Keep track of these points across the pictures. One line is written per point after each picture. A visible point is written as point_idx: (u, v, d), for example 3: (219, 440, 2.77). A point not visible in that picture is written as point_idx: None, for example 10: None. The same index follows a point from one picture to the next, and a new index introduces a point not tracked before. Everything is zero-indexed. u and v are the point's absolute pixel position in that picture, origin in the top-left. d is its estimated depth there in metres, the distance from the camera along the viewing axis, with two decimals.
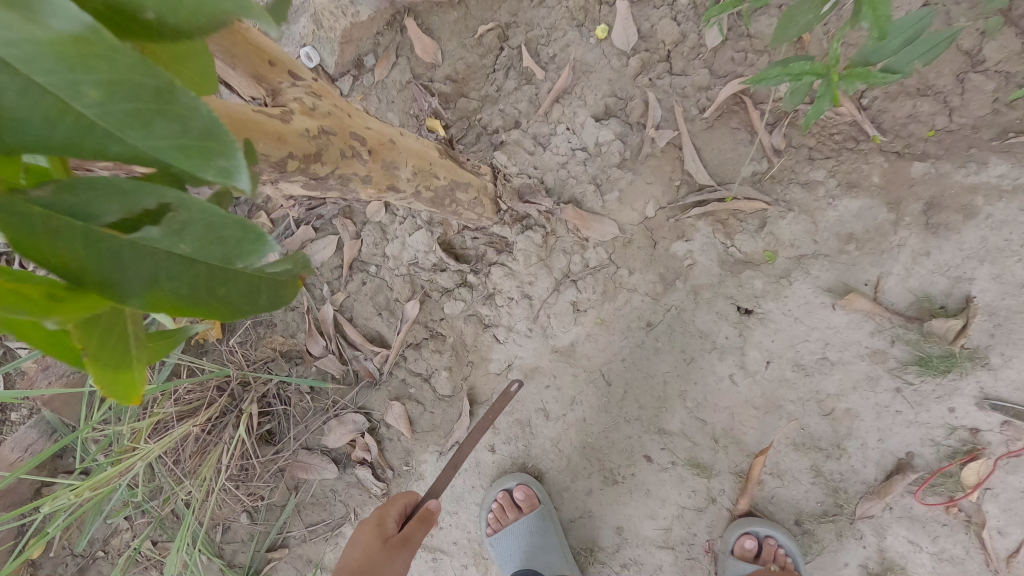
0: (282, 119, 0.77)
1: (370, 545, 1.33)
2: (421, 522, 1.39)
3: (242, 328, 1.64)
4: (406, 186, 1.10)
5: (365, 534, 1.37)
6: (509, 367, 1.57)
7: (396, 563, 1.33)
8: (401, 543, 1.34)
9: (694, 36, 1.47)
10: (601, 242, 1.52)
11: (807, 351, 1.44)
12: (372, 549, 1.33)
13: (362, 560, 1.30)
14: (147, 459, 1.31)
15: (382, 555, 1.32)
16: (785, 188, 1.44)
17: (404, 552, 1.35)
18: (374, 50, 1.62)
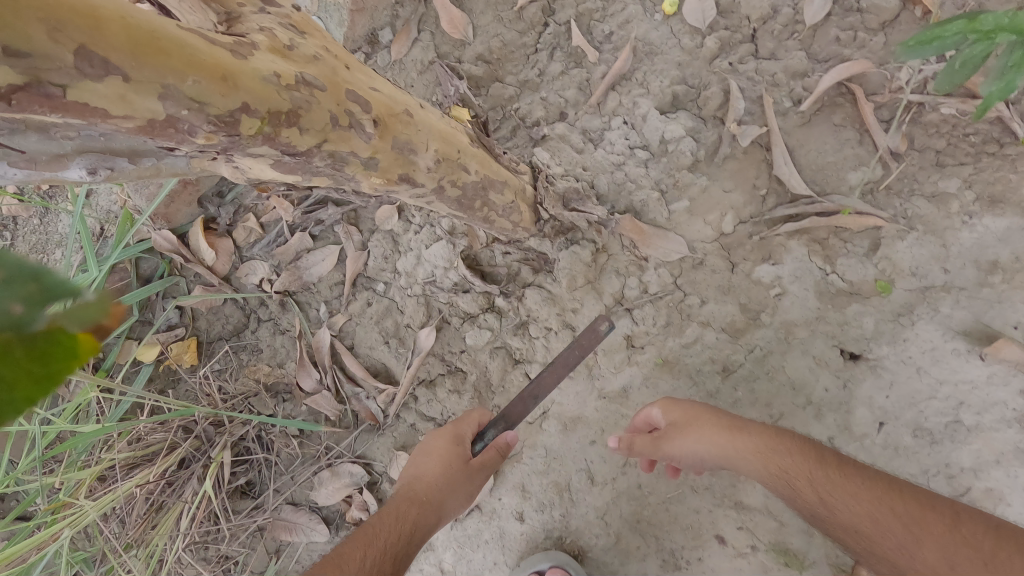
0: (234, 51, 0.49)
1: (459, 484, 1.04)
2: (500, 455, 1.10)
3: (221, 353, 1.36)
4: (425, 178, 0.80)
5: (439, 447, 1.07)
6: (544, 415, 1.25)
7: (465, 491, 1.06)
8: (478, 473, 1.06)
9: (787, 9, 1.18)
10: (663, 262, 1.22)
11: (933, 414, 1.09)
12: (452, 471, 1.04)
13: (434, 487, 1.02)
14: (77, 525, 1.02)
15: (458, 482, 1.04)
16: (906, 201, 1.13)
17: (477, 482, 1.08)
18: (392, 24, 1.35)
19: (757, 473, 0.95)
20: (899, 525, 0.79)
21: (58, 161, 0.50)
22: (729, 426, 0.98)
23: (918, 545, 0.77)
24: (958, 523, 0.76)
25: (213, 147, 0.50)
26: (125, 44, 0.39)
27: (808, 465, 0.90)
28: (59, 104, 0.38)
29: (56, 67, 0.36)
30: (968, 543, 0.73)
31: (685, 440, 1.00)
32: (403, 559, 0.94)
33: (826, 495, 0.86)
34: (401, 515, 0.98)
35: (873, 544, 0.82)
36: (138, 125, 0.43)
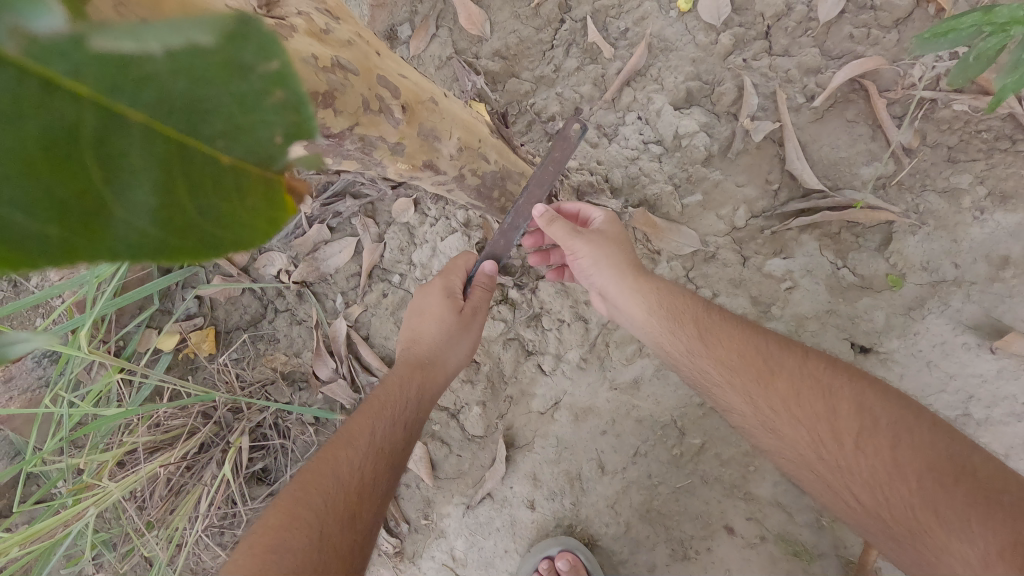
0: (277, 32, 0.51)
1: (459, 338, 1.07)
2: (490, 292, 1.09)
3: (239, 342, 1.38)
4: (448, 165, 0.82)
5: (431, 303, 1.07)
6: (556, 406, 1.27)
7: (466, 337, 1.09)
8: (472, 321, 1.08)
9: (802, 6, 1.20)
10: (675, 255, 1.24)
11: (943, 407, 1.10)
12: (449, 325, 1.05)
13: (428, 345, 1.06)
14: (101, 504, 1.04)
15: (459, 332, 1.07)
16: (917, 196, 1.14)
17: (475, 326, 1.10)
18: (411, 20, 1.37)
19: (641, 308, 1.03)
20: (773, 373, 0.91)
21: None
22: (636, 263, 1.05)
23: (790, 392, 0.89)
24: (829, 374, 0.88)
25: None
26: None
27: (698, 314, 1.01)
28: None
29: None
30: (833, 392, 0.86)
31: (591, 253, 1.04)
32: (419, 418, 1.04)
33: (706, 336, 0.98)
34: (406, 381, 1.03)
35: (743, 384, 0.93)
36: None
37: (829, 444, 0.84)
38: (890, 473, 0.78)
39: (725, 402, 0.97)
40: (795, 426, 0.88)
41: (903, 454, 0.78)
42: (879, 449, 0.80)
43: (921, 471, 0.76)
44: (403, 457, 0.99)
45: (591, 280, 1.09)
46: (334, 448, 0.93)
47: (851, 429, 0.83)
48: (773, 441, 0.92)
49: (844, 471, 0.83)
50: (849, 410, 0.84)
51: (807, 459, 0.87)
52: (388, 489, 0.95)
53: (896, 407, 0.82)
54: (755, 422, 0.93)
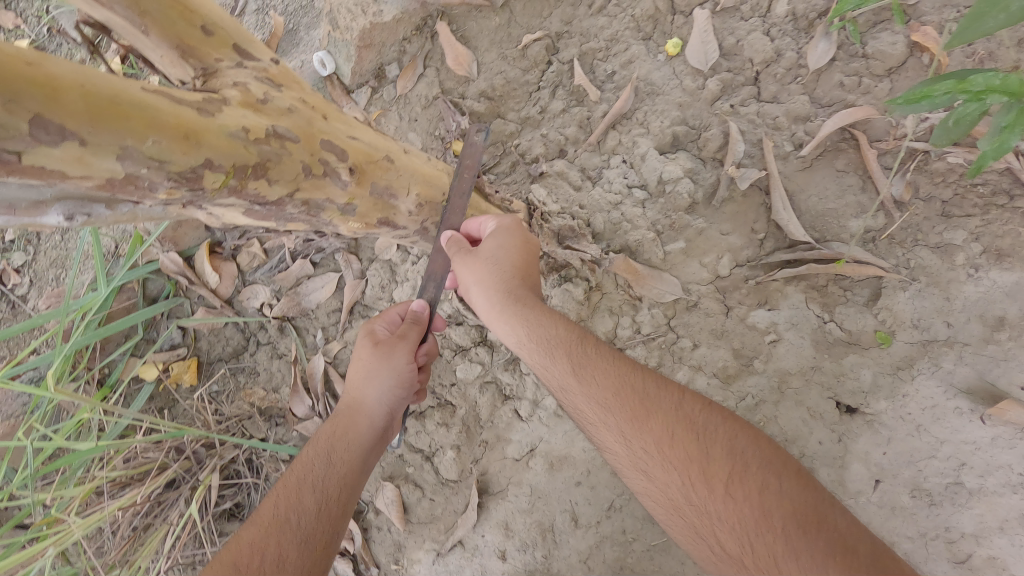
0: (202, 108, 0.51)
1: (377, 377, 1.00)
2: (421, 321, 1.02)
3: (220, 374, 1.38)
4: (407, 221, 0.81)
5: (358, 350, 1.05)
6: (532, 453, 1.23)
7: (388, 371, 1.00)
8: (396, 347, 1.00)
9: (791, 53, 1.18)
10: (657, 302, 1.21)
11: (933, 474, 1.02)
12: (366, 362, 1.02)
13: (349, 399, 1.04)
14: (61, 543, 1.03)
15: (379, 368, 1.00)
16: (909, 250, 1.09)
17: (397, 360, 1.00)
18: (399, 60, 1.39)
19: (512, 338, 0.94)
20: (649, 413, 0.79)
21: (36, 208, 0.53)
22: (514, 284, 0.93)
23: (665, 433, 0.77)
24: (703, 415, 0.78)
25: (177, 200, 0.52)
26: (83, 111, 0.41)
27: (573, 344, 0.89)
28: (14, 169, 0.40)
29: (10, 135, 0.38)
30: (707, 434, 0.75)
31: (470, 277, 0.94)
32: (339, 475, 0.96)
33: (580, 369, 0.87)
34: (332, 434, 1.00)
35: (617, 423, 0.81)
36: (98, 183, 0.45)
37: (699, 488, 0.73)
38: (759, 523, 0.68)
39: (598, 441, 0.84)
40: (666, 469, 0.76)
41: (773, 501, 0.68)
42: (748, 494, 0.70)
43: (788, 517, 0.67)
44: (326, 521, 0.91)
45: (473, 305, 0.99)
46: (244, 533, 0.89)
47: (723, 471, 0.72)
48: (642, 483, 0.79)
49: (714, 518, 0.72)
50: (722, 452, 0.74)
51: (676, 502, 0.75)
52: (306, 558, 0.86)
53: (768, 450, 0.73)
54: (626, 463, 0.81)
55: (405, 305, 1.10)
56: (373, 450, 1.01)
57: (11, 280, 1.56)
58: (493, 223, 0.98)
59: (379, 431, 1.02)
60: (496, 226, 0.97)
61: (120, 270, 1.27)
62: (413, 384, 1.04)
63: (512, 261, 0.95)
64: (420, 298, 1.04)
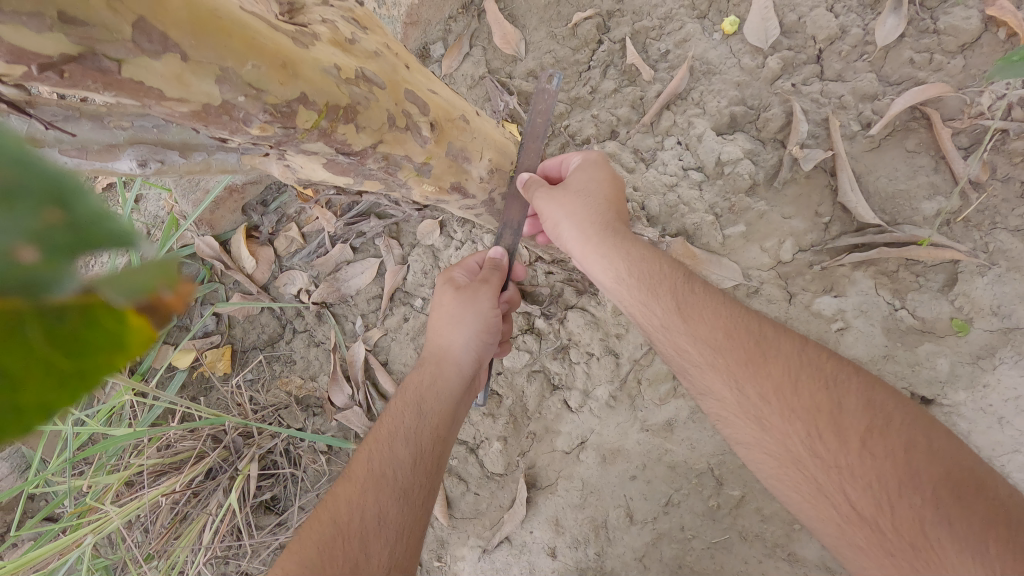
0: (296, 39, 0.47)
1: (464, 323, 0.97)
2: (501, 267, 0.99)
3: (255, 362, 1.34)
4: (478, 189, 0.77)
5: (441, 296, 1.01)
6: (582, 446, 1.18)
7: (474, 317, 0.97)
8: (480, 290, 0.97)
9: (857, 30, 1.13)
10: (715, 288, 1.16)
11: (1018, 470, 0.97)
12: (453, 310, 0.98)
13: (434, 348, 0.99)
14: (100, 531, 0.98)
15: (465, 313, 0.97)
16: (987, 234, 1.03)
17: (484, 304, 0.96)
18: (444, 39, 1.36)
19: (609, 274, 0.87)
20: (768, 359, 0.75)
21: (109, 152, 0.49)
22: (614, 221, 0.88)
23: (788, 381, 0.73)
24: (833, 365, 0.73)
25: (267, 140, 0.48)
26: (186, 21, 0.38)
27: (679, 285, 0.84)
28: (112, 80, 0.37)
29: (113, 40, 0.35)
30: (839, 385, 0.71)
31: (559, 211, 0.88)
32: (430, 424, 0.91)
33: (686, 310, 0.82)
34: (418, 384, 0.96)
35: (729, 368, 0.77)
36: (192, 110, 0.42)
37: (828, 440, 0.69)
38: (899, 481, 0.63)
39: (702, 386, 0.80)
40: (788, 419, 0.72)
41: (918, 458, 0.64)
42: (890, 451, 0.65)
43: (937, 479, 0.62)
44: (423, 475, 0.86)
45: (560, 241, 0.93)
46: (337, 488, 0.84)
47: (858, 426, 0.68)
48: (753, 433, 0.75)
49: (844, 474, 0.67)
50: (857, 405, 0.69)
51: (796, 456, 0.71)
52: (408, 513, 0.81)
53: (907, 406, 0.68)
54: (737, 411, 0.76)
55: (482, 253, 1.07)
56: (462, 400, 0.97)
57: None
58: (579, 158, 0.95)
59: (467, 381, 0.97)
60: (582, 160, 0.95)
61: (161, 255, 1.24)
62: (497, 332, 1.00)
63: (606, 195, 0.90)
64: (497, 246, 1.00)
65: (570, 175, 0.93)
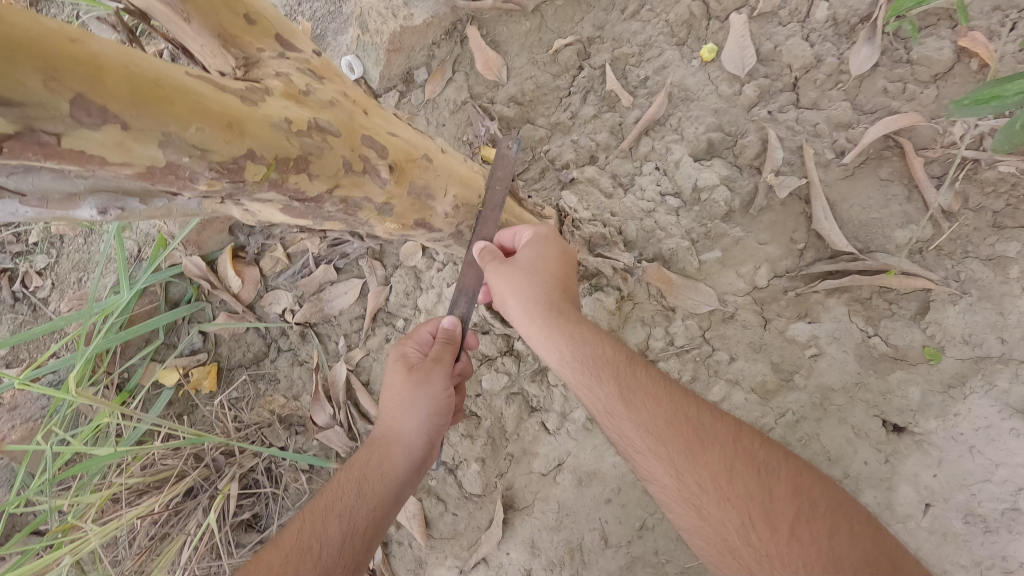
0: (245, 97, 0.50)
1: (415, 398, 0.98)
2: (454, 341, 1.01)
3: (240, 380, 1.36)
4: (443, 224, 0.78)
5: (394, 372, 1.02)
6: (559, 468, 1.19)
7: (425, 398, 0.99)
8: (433, 371, 0.98)
9: (832, 59, 1.14)
10: (691, 313, 1.17)
11: (988, 499, 0.95)
12: (406, 389, 0.99)
13: (384, 428, 1.00)
14: (77, 552, 1.00)
15: (417, 397, 0.98)
16: (958, 263, 1.04)
17: (433, 387, 0.99)
18: (428, 64, 1.39)
19: (554, 355, 0.90)
20: (705, 446, 0.76)
21: (70, 200, 0.51)
22: (559, 301, 0.91)
23: (722, 469, 0.74)
24: (765, 452, 0.75)
25: (218, 193, 0.52)
26: (125, 93, 0.41)
27: (621, 368, 0.86)
28: (52, 151, 0.40)
29: (50, 115, 0.38)
30: (768, 472, 0.73)
31: (508, 287, 0.92)
32: (367, 506, 0.92)
33: (628, 396, 0.83)
34: (365, 461, 0.96)
35: (668, 453, 0.77)
36: (138, 171, 0.45)
37: (761, 529, 0.70)
38: (828, 573, 0.64)
39: (644, 471, 0.80)
40: (724, 507, 0.72)
41: (844, 547, 0.65)
42: (816, 539, 0.66)
43: (860, 565, 0.63)
44: (348, 554, 0.87)
45: (512, 320, 0.96)
46: (263, 552, 0.85)
47: (788, 514, 0.69)
48: (692, 520, 0.75)
49: (775, 562, 0.67)
50: (787, 491, 0.71)
51: (732, 546, 0.71)
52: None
53: (834, 493, 0.71)
54: (675, 497, 0.76)
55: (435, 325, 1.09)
56: (406, 484, 0.98)
57: (33, 283, 1.55)
58: (530, 233, 0.98)
59: (413, 467, 0.99)
60: (532, 235, 0.97)
61: (147, 275, 1.25)
62: (450, 410, 1.03)
63: (551, 272, 0.93)
64: (452, 315, 1.04)
65: (519, 251, 0.96)
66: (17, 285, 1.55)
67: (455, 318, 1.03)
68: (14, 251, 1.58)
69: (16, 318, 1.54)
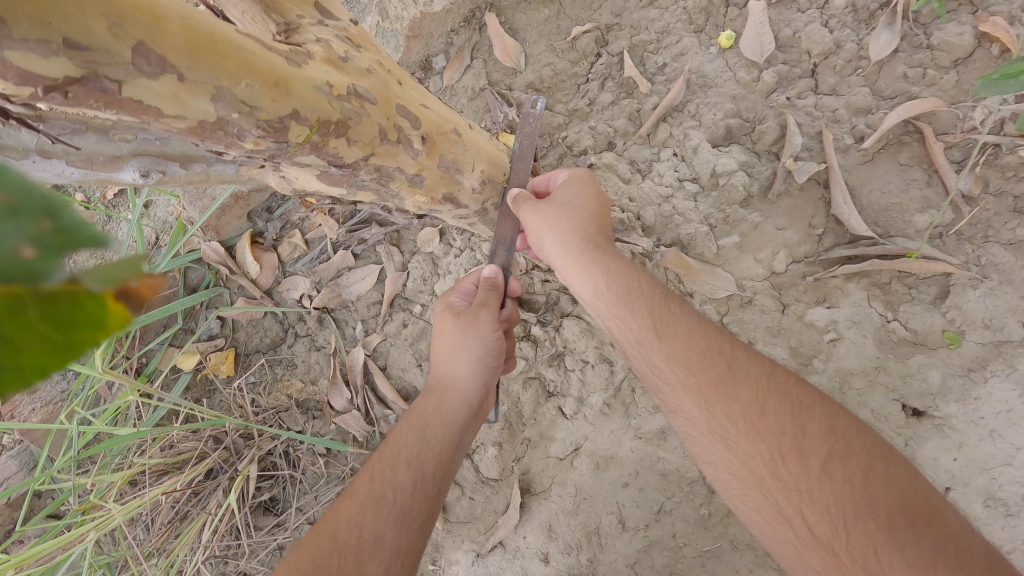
0: (289, 59, 0.51)
1: (466, 344, 0.98)
2: (496, 288, 1.02)
3: (257, 365, 1.37)
4: (471, 199, 0.79)
5: (440, 322, 1.02)
6: (576, 452, 1.20)
7: (476, 345, 0.98)
8: (480, 315, 0.98)
9: (851, 44, 1.15)
10: (709, 298, 1.18)
11: (1009, 483, 0.96)
12: (455, 336, 0.99)
13: (438, 374, 1.01)
14: (103, 528, 1.00)
15: (466, 342, 0.98)
16: (979, 247, 1.04)
17: (484, 334, 0.98)
18: (446, 51, 1.40)
19: (588, 286, 0.90)
20: (738, 381, 0.77)
21: (114, 163, 0.52)
22: (596, 236, 0.91)
23: (755, 404, 0.75)
24: (798, 390, 0.76)
25: (261, 154, 0.53)
26: (183, 45, 0.42)
27: (656, 304, 0.87)
28: (113, 100, 0.41)
29: (114, 62, 0.39)
30: (803, 409, 0.74)
31: (543, 222, 0.91)
32: (432, 451, 0.93)
33: (662, 330, 0.84)
34: (423, 408, 0.98)
35: (699, 386, 0.79)
36: (189, 126, 0.46)
37: (791, 464, 0.71)
38: (856, 507, 0.66)
39: (672, 404, 0.83)
40: (754, 441, 0.74)
41: (876, 485, 0.67)
42: (849, 476, 0.68)
43: (891, 506, 0.65)
44: (421, 500, 0.88)
45: (543, 255, 0.96)
46: (339, 505, 0.87)
47: (820, 451, 0.70)
48: (720, 453, 0.78)
49: (804, 497, 0.70)
50: (819, 430, 0.72)
51: (759, 477, 0.74)
52: (404, 537, 0.84)
53: (868, 435, 0.71)
54: (704, 430, 0.79)
55: (477, 274, 1.09)
56: (466, 428, 0.98)
57: None
58: (566, 174, 0.99)
59: (473, 411, 0.99)
60: (569, 177, 0.98)
61: (168, 260, 1.26)
62: (501, 352, 1.02)
63: (588, 209, 0.93)
64: (492, 264, 1.04)
65: (556, 190, 0.96)
66: None
67: (495, 267, 1.03)
68: None
69: None
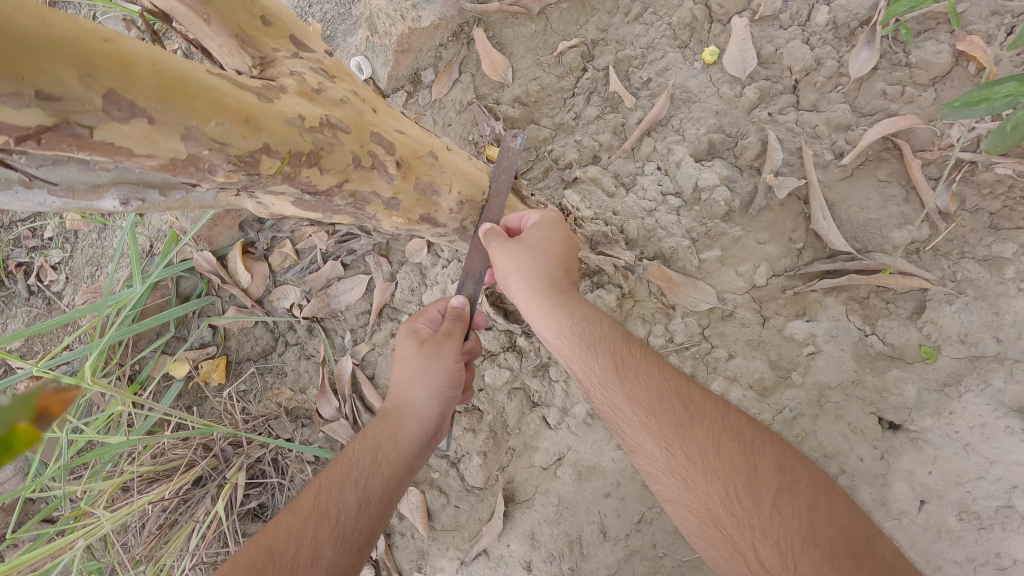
0: (261, 95, 0.54)
1: (424, 372, 1.02)
2: (462, 318, 1.04)
3: (248, 373, 1.39)
4: (449, 219, 0.81)
5: (403, 349, 1.06)
6: (559, 462, 1.22)
7: (435, 372, 1.02)
8: (444, 344, 1.01)
9: (832, 62, 1.16)
10: (691, 311, 1.20)
11: (982, 496, 0.95)
12: (415, 363, 1.02)
13: (396, 401, 1.04)
14: (91, 535, 1.02)
15: (427, 368, 1.01)
16: (955, 263, 1.05)
17: (444, 364, 1.02)
18: (435, 65, 1.42)
19: (552, 328, 0.94)
20: (694, 421, 0.80)
21: (93, 191, 0.54)
22: (562, 278, 0.95)
23: (710, 443, 0.78)
24: (751, 430, 0.78)
25: (234, 185, 0.56)
26: (153, 89, 0.45)
27: (617, 346, 0.90)
28: (85, 143, 0.44)
29: (84, 110, 0.42)
30: (754, 448, 0.76)
31: (512, 263, 0.94)
32: (382, 474, 0.95)
33: (623, 371, 0.87)
34: (379, 431, 1.00)
35: (657, 425, 0.82)
36: (161, 163, 0.50)
37: (744, 500, 0.73)
38: (805, 539, 0.67)
39: (634, 443, 0.85)
40: (709, 479, 0.76)
41: (825, 518, 0.68)
42: (798, 511, 0.70)
43: (835, 540, 0.66)
44: (365, 520, 0.90)
45: (510, 294, 0.99)
46: (280, 519, 0.88)
47: (771, 487, 0.72)
48: (679, 491, 0.79)
49: (756, 532, 0.71)
50: (770, 467, 0.74)
51: (714, 514, 0.75)
52: (342, 554, 0.85)
53: (818, 474, 0.73)
54: (664, 469, 0.81)
55: (444, 304, 1.12)
56: (418, 455, 1.01)
57: (48, 277, 1.59)
58: (537, 216, 1.02)
59: (426, 440, 1.02)
60: (540, 219, 1.01)
61: (159, 267, 1.28)
62: (459, 385, 1.05)
63: (556, 253, 0.97)
64: (460, 295, 1.06)
65: (526, 232, 1.00)
66: (33, 279, 1.59)
67: (464, 297, 1.05)
68: (30, 246, 1.62)
69: (31, 312, 1.58)
